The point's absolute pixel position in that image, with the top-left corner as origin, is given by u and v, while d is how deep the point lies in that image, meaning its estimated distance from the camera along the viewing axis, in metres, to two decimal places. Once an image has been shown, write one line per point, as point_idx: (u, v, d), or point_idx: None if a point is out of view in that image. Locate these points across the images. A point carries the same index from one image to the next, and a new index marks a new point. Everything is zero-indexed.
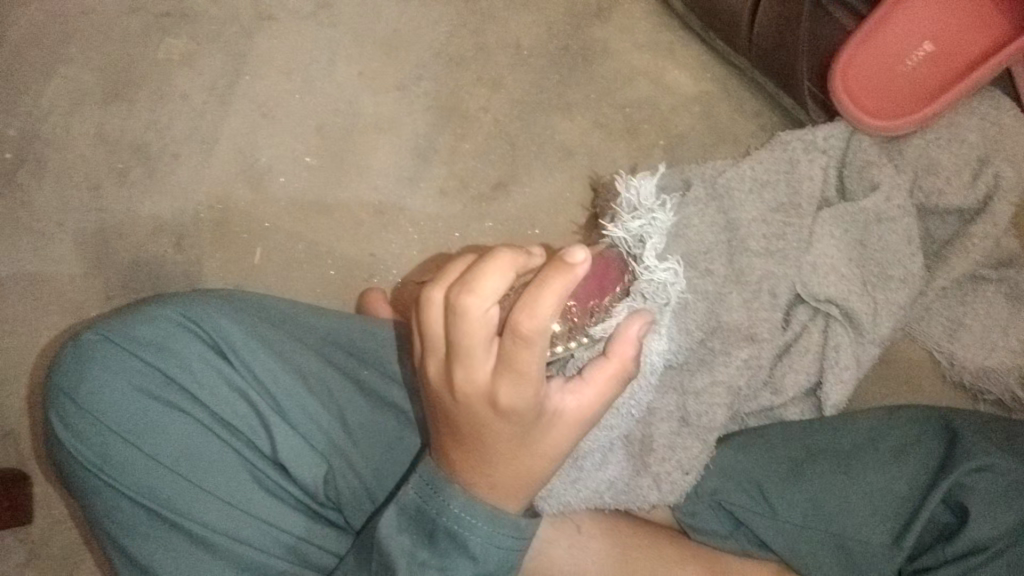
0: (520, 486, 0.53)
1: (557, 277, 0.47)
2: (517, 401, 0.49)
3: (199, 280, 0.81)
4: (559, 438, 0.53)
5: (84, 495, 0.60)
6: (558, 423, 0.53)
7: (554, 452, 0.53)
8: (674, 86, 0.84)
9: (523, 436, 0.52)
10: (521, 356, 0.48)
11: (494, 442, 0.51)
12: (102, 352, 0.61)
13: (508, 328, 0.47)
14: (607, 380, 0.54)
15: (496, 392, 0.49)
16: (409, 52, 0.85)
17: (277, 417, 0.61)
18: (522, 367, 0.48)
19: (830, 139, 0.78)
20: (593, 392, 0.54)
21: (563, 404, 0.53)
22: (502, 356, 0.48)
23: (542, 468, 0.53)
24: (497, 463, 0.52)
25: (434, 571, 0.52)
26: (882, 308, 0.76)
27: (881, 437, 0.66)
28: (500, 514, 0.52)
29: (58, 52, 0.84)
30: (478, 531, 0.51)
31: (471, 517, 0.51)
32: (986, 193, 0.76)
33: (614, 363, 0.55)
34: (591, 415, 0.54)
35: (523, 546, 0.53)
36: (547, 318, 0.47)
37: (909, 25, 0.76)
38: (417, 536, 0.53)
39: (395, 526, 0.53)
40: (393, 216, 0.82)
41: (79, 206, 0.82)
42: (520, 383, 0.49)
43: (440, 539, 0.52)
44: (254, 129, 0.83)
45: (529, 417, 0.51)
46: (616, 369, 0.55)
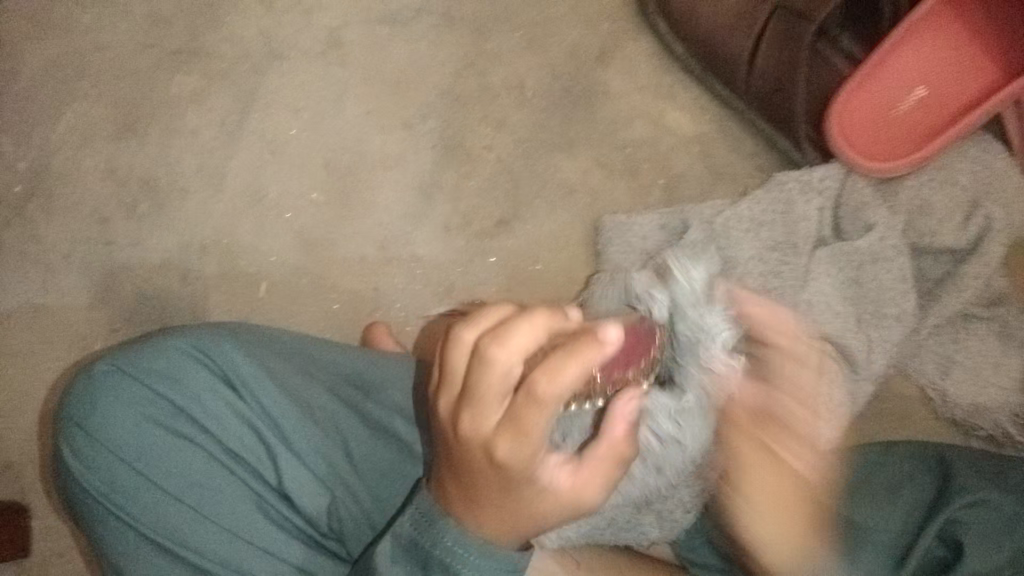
0: (507, 530, 0.52)
1: (585, 351, 0.47)
2: (513, 459, 0.49)
3: (205, 312, 0.83)
4: (550, 510, 0.52)
5: (90, 523, 0.61)
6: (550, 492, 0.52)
7: (544, 519, 0.52)
8: (674, 127, 0.86)
9: (513, 493, 0.51)
10: (531, 417, 0.48)
11: (488, 491, 0.51)
12: (113, 382, 0.62)
13: (526, 385, 0.47)
14: (602, 464, 0.53)
15: (496, 444, 0.49)
16: (416, 91, 0.87)
17: (283, 448, 0.62)
18: (528, 428, 0.48)
19: (824, 180, 0.80)
20: (590, 468, 0.53)
21: (556, 475, 0.52)
22: (512, 412, 0.48)
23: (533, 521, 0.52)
24: (487, 505, 0.51)
25: None
26: (877, 346, 0.77)
27: (878, 473, 0.69)
28: (490, 548, 0.52)
29: (70, 88, 0.86)
30: (468, 562, 0.51)
31: (463, 549, 0.51)
32: (978, 234, 0.78)
33: (607, 440, 0.54)
34: (586, 493, 0.53)
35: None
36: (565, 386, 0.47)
37: (902, 71, 0.80)
38: (411, 566, 0.53)
39: (390, 556, 0.53)
40: (398, 251, 0.84)
41: (88, 239, 0.83)
42: (522, 444, 0.49)
43: (433, 567, 0.52)
44: (263, 165, 0.85)
45: (524, 478, 0.50)
46: (611, 444, 0.54)
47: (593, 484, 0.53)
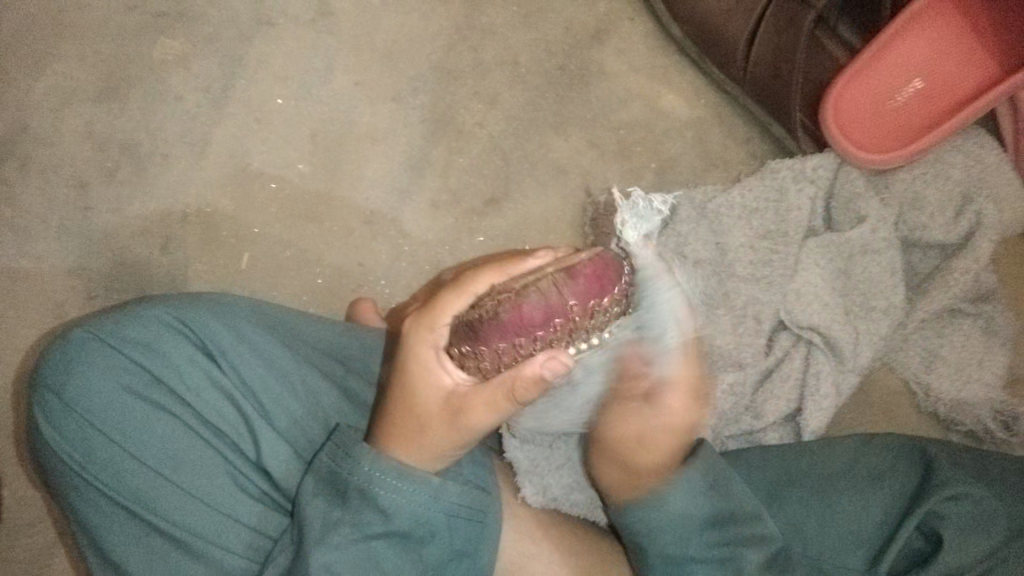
0: (399, 439, 0.55)
1: (495, 274, 0.51)
2: (426, 360, 0.54)
3: (185, 282, 0.81)
4: (438, 427, 0.54)
5: (66, 494, 0.60)
6: (448, 418, 0.54)
7: (435, 431, 0.54)
8: (668, 111, 0.85)
9: (412, 402, 0.54)
10: (450, 312, 0.52)
11: (395, 393, 0.55)
12: (90, 349, 0.60)
13: (461, 286, 0.53)
14: (499, 395, 0.52)
15: (414, 342, 0.54)
16: (407, 62, 0.85)
17: (262, 422, 0.60)
18: (438, 324, 0.53)
19: (818, 169, 0.79)
20: (481, 393, 0.52)
21: (448, 385, 0.53)
22: (437, 315, 0.53)
23: (432, 442, 0.55)
24: (397, 404, 0.55)
25: (346, 528, 0.52)
26: (864, 339, 0.77)
27: (859, 463, 0.67)
28: (409, 470, 0.53)
29: (50, 46, 0.83)
30: (389, 485, 0.52)
31: (380, 473, 0.53)
32: (968, 229, 0.78)
33: (509, 369, 0.50)
34: (472, 414, 0.53)
35: (436, 509, 0.54)
36: (476, 314, 0.49)
37: (900, 64, 0.80)
38: (331, 497, 0.53)
39: (311, 491, 0.53)
40: (385, 227, 0.83)
41: (66, 203, 0.81)
42: (423, 343, 0.53)
43: (352, 495, 0.53)
44: (249, 133, 0.83)
45: (421, 381, 0.54)
46: (514, 373, 0.50)
47: (482, 409, 0.53)
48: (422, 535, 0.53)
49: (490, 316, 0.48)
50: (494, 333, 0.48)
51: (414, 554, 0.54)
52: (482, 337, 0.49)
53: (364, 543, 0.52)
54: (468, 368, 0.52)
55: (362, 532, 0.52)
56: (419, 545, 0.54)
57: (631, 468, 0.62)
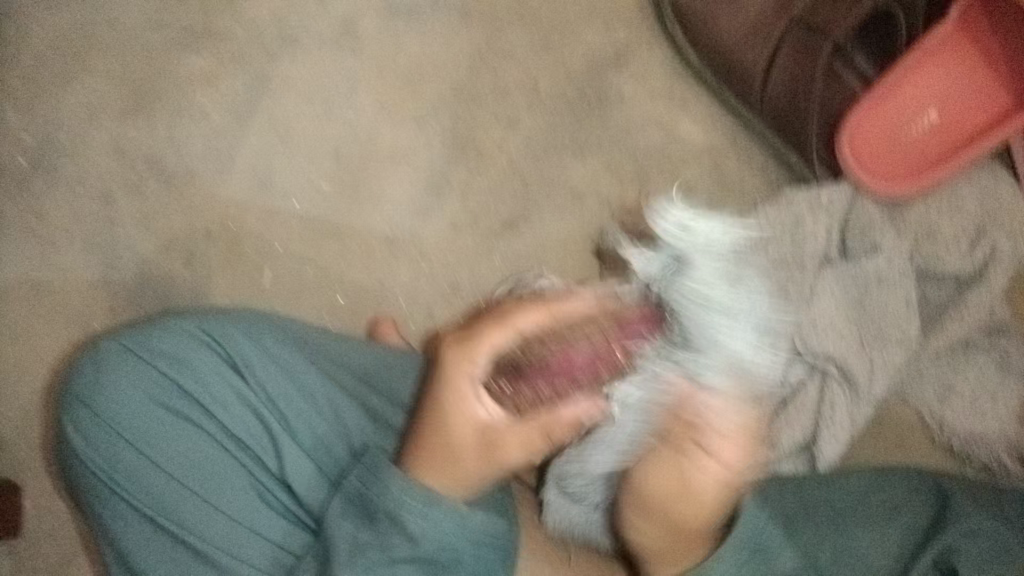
0: (435, 475, 0.56)
1: (539, 316, 0.56)
2: (468, 392, 0.57)
3: (206, 297, 0.82)
4: (470, 460, 0.56)
5: (94, 503, 0.62)
6: (481, 450, 0.56)
7: (467, 464, 0.56)
8: (686, 137, 0.86)
9: (447, 433, 0.57)
10: (495, 347, 0.57)
11: (429, 424, 0.58)
12: (122, 362, 0.62)
13: (503, 321, 0.58)
14: (535, 431, 0.56)
15: (459, 374, 0.57)
16: (430, 85, 0.86)
17: (285, 436, 0.61)
18: (481, 357, 0.57)
19: (832, 200, 0.80)
20: (516, 430, 0.56)
21: (483, 418, 0.57)
22: (483, 349, 0.57)
23: (464, 474, 0.57)
24: (431, 435, 0.58)
25: (375, 552, 0.53)
26: (880, 368, 0.77)
27: (874, 494, 0.67)
28: (437, 499, 0.53)
29: (78, 60, 0.84)
30: (419, 511, 0.53)
31: (407, 497, 0.53)
32: (982, 262, 0.79)
33: (544, 412, 0.55)
34: (505, 449, 0.56)
35: (464, 536, 0.53)
36: (520, 353, 0.56)
37: (915, 96, 0.81)
38: (360, 519, 0.55)
39: (339, 513, 0.55)
40: (405, 246, 0.84)
41: (91, 216, 0.82)
42: (462, 375, 0.57)
43: (382, 519, 0.54)
44: (272, 151, 0.84)
45: (457, 413, 0.57)
46: (548, 414, 0.55)
47: (515, 447, 0.56)
48: (446, 561, 0.54)
49: (535, 359, 0.55)
50: (538, 375, 0.54)
51: None
52: (526, 376, 0.55)
53: (392, 567, 0.53)
54: (503, 403, 0.57)
55: (388, 556, 0.53)
56: (445, 571, 0.54)
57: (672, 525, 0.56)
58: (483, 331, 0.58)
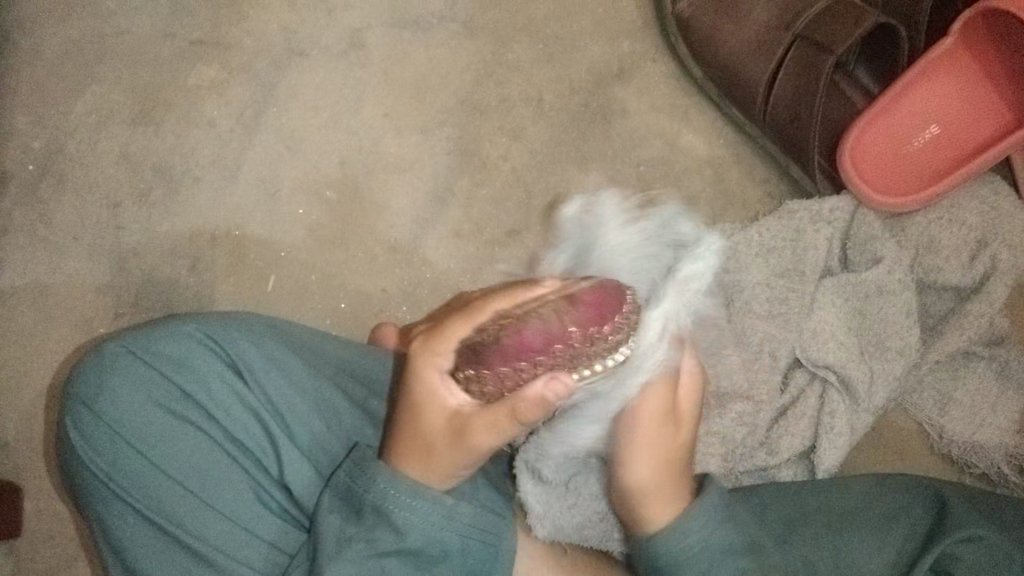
0: (414, 459, 0.55)
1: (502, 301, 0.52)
2: (437, 385, 0.54)
3: (211, 303, 0.83)
4: (443, 448, 0.54)
5: (91, 502, 0.62)
6: (456, 441, 0.53)
7: (444, 454, 0.54)
8: (687, 149, 0.87)
9: (421, 425, 0.54)
10: (456, 336, 0.53)
11: (404, 415, 0.55)
12: (123, 363, 0.62)
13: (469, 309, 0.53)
14: (501, 417, 0.52)
15: (425, 367, 0.54)
16: (435, 96, 0.87)
17: (286, 440, 0.61)
18: (445, 348, 0.53)
19: (835, 211, 0.81)
20: (484, 415, 0.52)
21: (454, 407, 0.54)
22: (446, 340, 0.53)
23: (444, 465, 0.54)
24: (407, 429, 0.55)
25: (360, 543, 0.53)
26: (879, 378, 0.78)
27: (872, 502, 0.68)
28: (423, 488, 0.54)
29: (89, 69, 0.85)
30: (412, 509, 0.53)
31: (396, 491, 0.53)
32: (983, 273, 0.79)
33: (508, 397, 0.50)
34: (474, 436, 0.53)
35: (453, 531, 0.54)
36: (479, 337, 0.50)
37: (916, 111, 0.82)
38: (347, 513, 0.54)
39: (330, 506, 0.55)
40: (408, 254, 0.85)
41: (98, 222, 0.83)
42: (429, 366, 0.54)
43: (367, 513, 0.53)
44: (279, 160, 0.85)
45: (427, 402, 0.54)
46: (512, 399, 0.50)
47: (485, 430, 0.53)
48: (434, 554, 0.54)
49: (495, 340, 0.48)
50: (494, 357, 0.48)
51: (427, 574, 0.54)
52: (484, 360, 0.49)
53: (377, 560, 0.53)
54: (472, 391, 0.52)
55: (375, 550, 0.53)
56: (433, 566, 0.54)
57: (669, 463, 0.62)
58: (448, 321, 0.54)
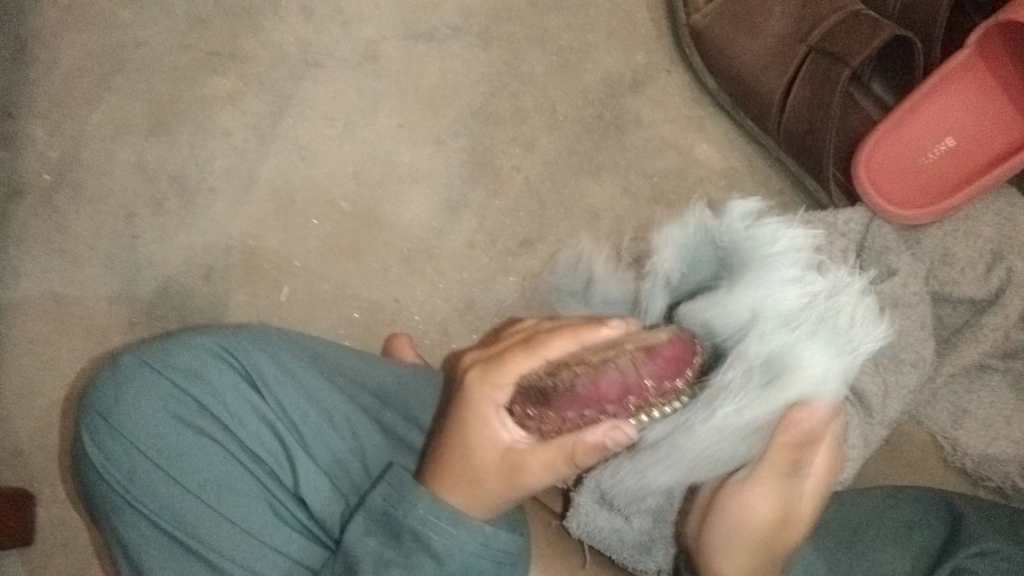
0: (463, 487, 0.54)
1: (563, 340, 0.53)
2: (490, 418, 0.54)
3: (224, 312, 0.83)
4: (493, 481, 0.54)
5: (106, 514, 0.62)
6: (506, 474, 0.54)
7: (491, 486, 0.54)
8: (702, 160, 0.87)
9: (470, 456, 0.54)
10: (517, 370, 0.54)
11: (453, 446, 0.55)
12: (140, 374, 0.63)
13: (528, 345, 0.55)
14: (558, 456, 0.52)
15: (479, 399, 0.55)
16: (450, 107, 0.87)
17: (301, 452, 0.61)
18: (503, 380, 0.54)
19: (849, 223, 0.81)
20: (540, 453, 0.53)
21: (506, 441, 0.54)
22: (505, 373, 0.54)
23: (490, 496, 0.54)
24: (454, 459, 0.55)
25: (399, 571, 0.53)
26: (893, 391, 0.77)
27: (886, 515, 0.67)
28: (462, 516, 0.53)
29: (106, 79, 0.86)
30: (444, 532, 0.53)
31: (435, 517, 0.53)
32: (998, 286, 0.78)
33: (569, 437, 0.51)
34: (528, 473, 0.53)
35: (487, 554, 0.53)
36: (544, 379, 0.52)
37: (930, 123, 0.82)
38: (385, 537, 0.54)
39: (363, 530, 0.54)
40: (420, 264, 0.85)
41: (114, 232, 0.84)
42: (485, 399, 0.54)
43: (406, 537, 0.53)
44: (294, 171, 0.86)
45: (480, 436, 0.54)
46: (573, 439, 0.51)
47: (539, 467, 0.53)
48: None
49: (559, 387, 0.50)
50: (563, 402, 0.50)
51: None
52: (551, 403, 0.50)
53: None
54: (527, 427, 0.53)
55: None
56: None
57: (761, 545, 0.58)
58: (508, 355, 0.55)
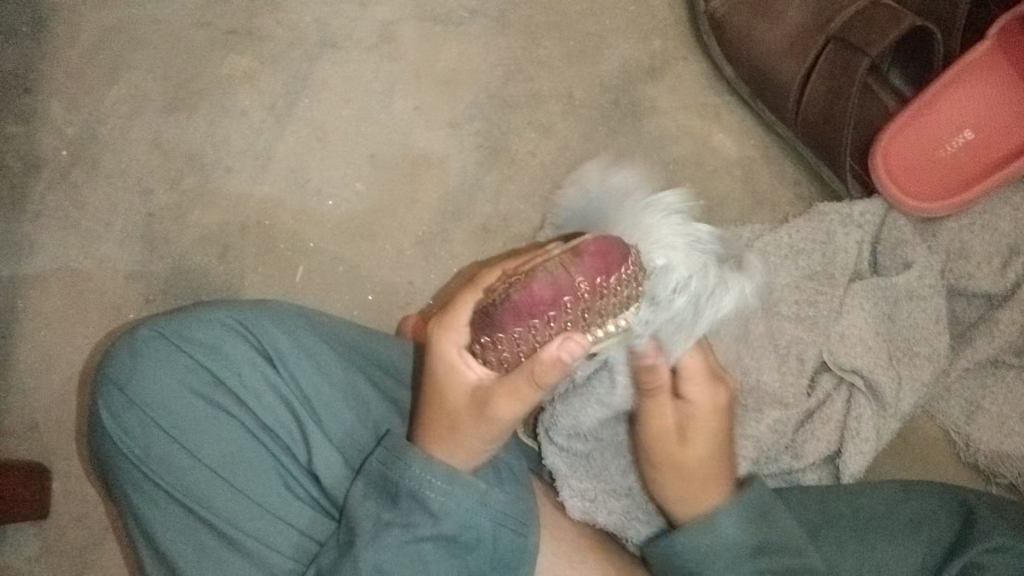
0: (444, 437, 0.55)
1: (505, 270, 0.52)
2: (451, 363, 0.54)
3: (238, 290, 0.83)
4: (469, 425, 0.54)
5: (121, 486, 0.62)
6: (481, 418, 0.54)
7: (471, 432, 0.55)
8: (718, 149, 0.87)
9: (444, 404, 0.55)
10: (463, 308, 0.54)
11: (430, 397, 0.56)
12: (157, 347, 0.63)
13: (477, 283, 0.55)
14: (514, 388, 0.52)
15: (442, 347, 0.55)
16: (466, 90, 0.87)
17: (316, 429, 0.61)
18: (455, 321, 0.54)
19: (866, 214, 0.80)
20: (502, 385, 0.52)
21: (473, 382, 0.54)
22: (457, 314, 0.54)
23: (474, 442, 0.55)
24: (431, 409, 0.56)
25: (398, 529, 0.53)
26: (907, 384, 0.77)
27: (897, 510, 0.67)
28: (456, 474, 0.54)
29: (124, 57, 0.86)
30: (437, 488, 0.53)
31: (429, 477, 0.53)
32: (1015, 280, 0.78)
33: (522, 360, 0.50)
34: (496, 408, 0.53)
35: (485, 514, 0.54)
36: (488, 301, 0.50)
37: (950, 115, 0.82)
38: (382, 499, 0.54)
39: (362, 493, 0.55)
40: (434, 247, 0.85)
41: (130, 209, 0.84)
42: (446, 342, 0.54)
43: (402, 499, 0.53)
44: (309, 151, 0.86)
45: (446, 378, 0.55)
46: (525, 361, 0.50)
47: (504, 400, 0.53)
48: (469, 541, 0.54)
49: (497, 303, 0.48)
50: (506, 315, 0.48)
51: (462, 556, 0.54)
52: (495, 323, 0.48)
53: (416, 545, 0.52)
54: (487, 360, 0.53)
55: (413, 535, 0.52)
56: (466, 551, 0.54)
57: (689, 481, 0.63)
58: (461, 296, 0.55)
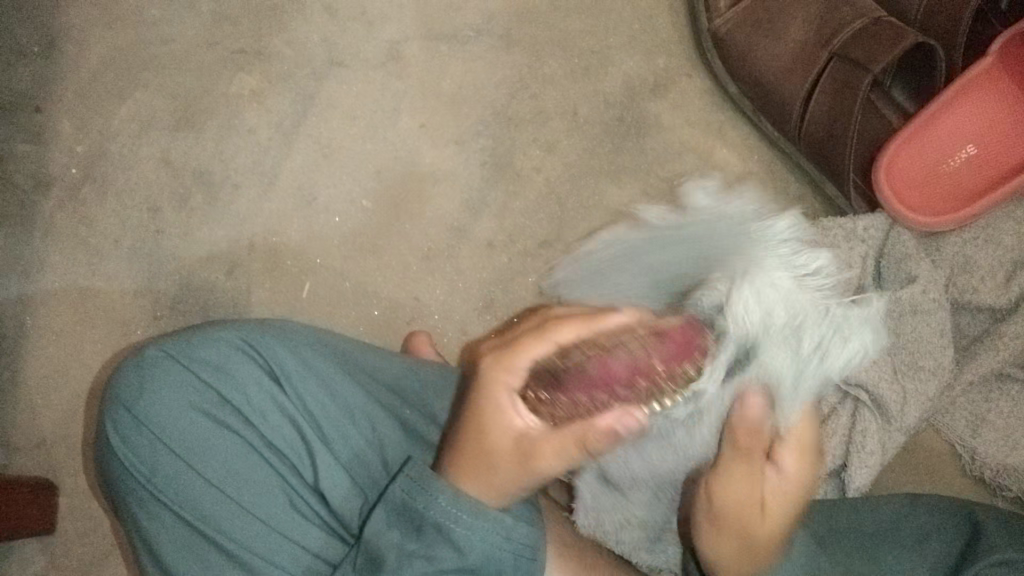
0: (475, 475, 0.54)
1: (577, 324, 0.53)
2: (500, 403, 0.54)
3: (246, 307, 0.84)
4: (504, 468, 0.54)
5: (127, 505, 0.63)
6: (517, 462, 0.54)
7: (504, 476, 0.54)
8: (722, 165, 0.88)
9: (481, 442, 0.54)
10: (526, 351, 0.54)
11: (467, 434, 0.55)
12: (165, 367, 0.63)
13: (541, 328, 0.55)
14: (564, 443, 0.52)
15: (494, 388, 0.55)
16: (471, 107, 0.88)
17: (323, 448, 0.62)
18: (514, 363, 0.54)
19: (869, 229, 0.81)
20: (551, 440, 0.53)
21: (518, 428, 0.54)
22: (519, 358, 0.54)
23: (505, 486, 0.54)
24: (467, 446, 0.55)
25: (421, 562, 0.52)
26: (912, 399, 0.77)
27: (902, 524, 0.67)
28: (483, 508, 0.53)
29: (133, 75, 0.86)
30: (462, 522, 0.52)
31: (455, 509, 0.53)
32: (1018, 294, 0.78)
33: (579, 422, 0.51)
34: (538, 460, 0.53)
35: (509, 547, 0.54)
36: (560, 363, 0.52)
37: (953, 130, 0.83)
38: (406, 529, 0.53)
39: (385, 522, 0.54)
40: (440, 263, 0.86)
41: (138, 226, 0.85)
42: (498, 384, 0.55)
43: (427, 531, 0.53)
44: (316, 169, 0.86)
45: (492, 421, 0.54)
46: (582, 423, 0.51)
47: (547, 456, 0.53)
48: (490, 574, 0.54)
49: (570, 369, 0.52)
50: (575, 382, 0.51)
51: None
52: (563, 386, 0.52)
53: None
54: (541, 414, 0.54)
55: (436, 568, 0.52)
56: None
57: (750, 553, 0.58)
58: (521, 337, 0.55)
